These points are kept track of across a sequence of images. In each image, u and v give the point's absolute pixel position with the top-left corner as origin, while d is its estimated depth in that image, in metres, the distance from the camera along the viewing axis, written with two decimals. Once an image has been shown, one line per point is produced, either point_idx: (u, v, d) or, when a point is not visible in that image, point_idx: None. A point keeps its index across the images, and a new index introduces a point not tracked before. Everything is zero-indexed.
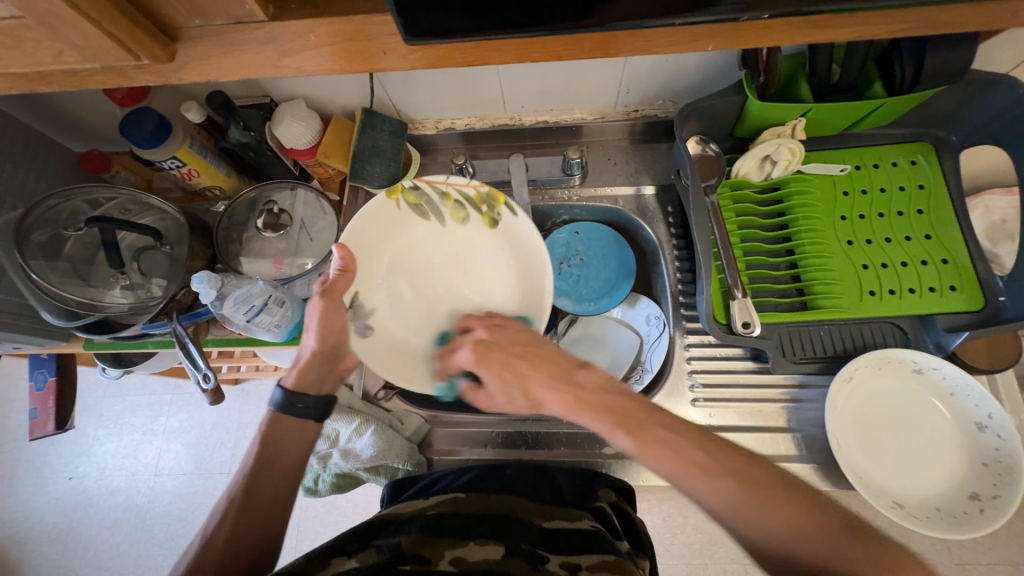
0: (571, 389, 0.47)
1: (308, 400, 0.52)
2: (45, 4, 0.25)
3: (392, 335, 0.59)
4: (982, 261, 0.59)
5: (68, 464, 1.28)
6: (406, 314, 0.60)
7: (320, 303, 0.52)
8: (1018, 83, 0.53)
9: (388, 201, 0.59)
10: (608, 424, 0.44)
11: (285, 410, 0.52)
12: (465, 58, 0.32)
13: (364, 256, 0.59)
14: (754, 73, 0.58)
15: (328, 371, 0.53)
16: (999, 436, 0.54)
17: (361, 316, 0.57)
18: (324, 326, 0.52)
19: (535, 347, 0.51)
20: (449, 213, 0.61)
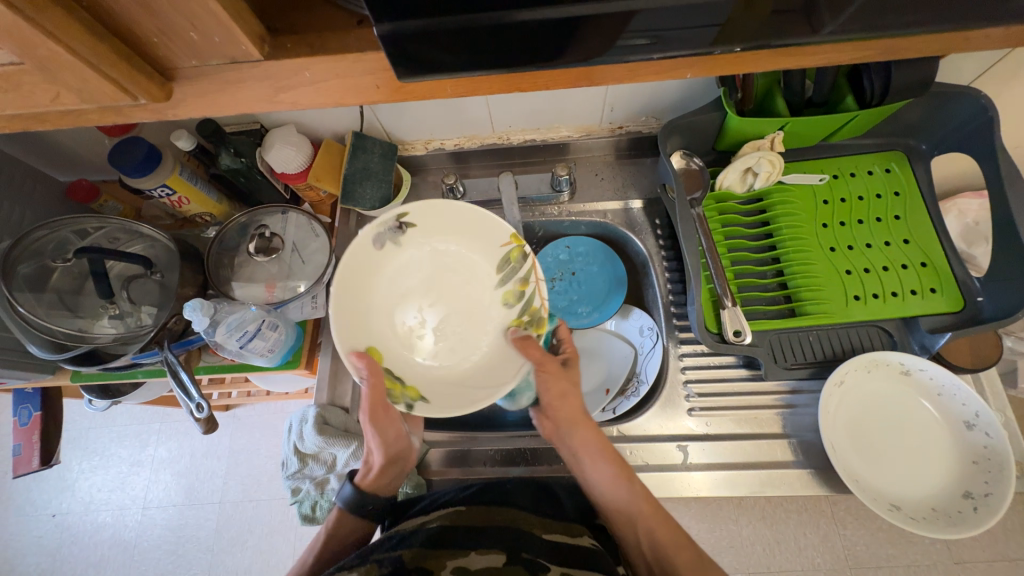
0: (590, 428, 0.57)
1: (378, 502, 0.58)
2: (44, 51, 0.26)
3: (362, 286, 0.57)
4: (959, 263, 0.62)
5: (51, 500, 1.23)
6: (399, 276, 0.60)
7: (369, 421, 0.55)
8: (980, 94, 0.56)
9: (503, 235, 0.58)
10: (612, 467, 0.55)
11: (352, 510, 0.57)
12: (455, 90, 0.33)
13: (442, 217, 0.60)
14: (731, 90, 0.61)
15: (398, 471, 0.60)
16: (987, 433, 0.56)
17: (390, 237, 0.58)
18: (382, 439, 0.57)
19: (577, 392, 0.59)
20: (508, 292, 0.60)
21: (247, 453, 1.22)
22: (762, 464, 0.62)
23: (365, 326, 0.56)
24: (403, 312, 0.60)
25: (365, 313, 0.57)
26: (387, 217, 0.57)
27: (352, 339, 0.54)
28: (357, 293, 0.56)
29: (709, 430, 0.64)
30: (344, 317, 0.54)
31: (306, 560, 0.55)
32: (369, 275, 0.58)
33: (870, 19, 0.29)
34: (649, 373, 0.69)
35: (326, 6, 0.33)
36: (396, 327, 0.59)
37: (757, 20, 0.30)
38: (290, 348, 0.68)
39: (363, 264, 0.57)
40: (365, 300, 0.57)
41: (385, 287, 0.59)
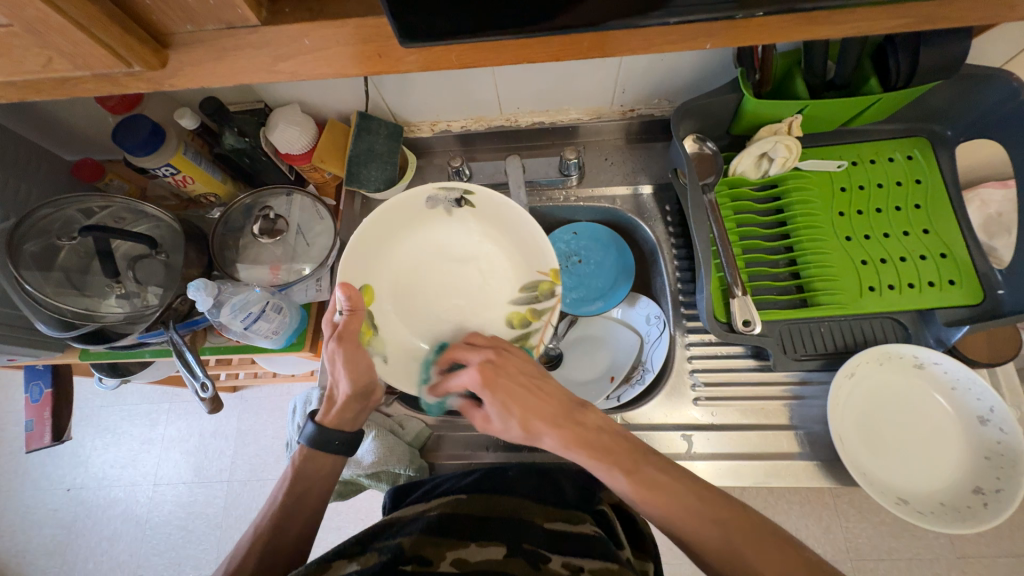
0: (571, 427, 0.49)
1: (342, 438, 0.55)
2: (33, 12, 0.25)
3: (392, 241, 0.62)
4: (981, 255, 0.60)
5: (66, 475, 1.26)
6: (431, 241, 0.63)
7: (337, 350, 0.53)
8: (1011, 76, 0.53)
9: (544, 264, 0.61)
10: (609, 468, 0.48)
11: (319, 447, 0.55)
12: (462, 60, 0.32)
13: (501, 212, 0.62)
14: (750, 70, 0.59)
15: (362, 406, 0.56)
16: (1001, 429, 0.55)
17: (446, 205, 0.62)
18: (350, 370, 0.53)
19: (540, 385, 0.52)
20: (517, 314, 0.61)
21: (255, 434, 1.24)
22: (768, 455, 0.61)
23: (372, 265, 0.60)
24: (413, 279, 0.62)
25: (385, 262, 0.61)
26: (453, 187, 0.61)
27: (355, 271, 0.58)
28: (384, 235, 0.61)
29: (715, 420, 0.63)
30: (361, 250, 0.59)
31: (278, 498, 0.54)
32: (406, 223, 0.62)
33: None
34: (655, 362, 0.68)
35: None
36: (398, 287, 0.61)
37: None
38: (295, 330, 0.68)
39: (407, 213, 0.62)
40: (387, 247, 0.61)
41: (411, 245, 0.63)
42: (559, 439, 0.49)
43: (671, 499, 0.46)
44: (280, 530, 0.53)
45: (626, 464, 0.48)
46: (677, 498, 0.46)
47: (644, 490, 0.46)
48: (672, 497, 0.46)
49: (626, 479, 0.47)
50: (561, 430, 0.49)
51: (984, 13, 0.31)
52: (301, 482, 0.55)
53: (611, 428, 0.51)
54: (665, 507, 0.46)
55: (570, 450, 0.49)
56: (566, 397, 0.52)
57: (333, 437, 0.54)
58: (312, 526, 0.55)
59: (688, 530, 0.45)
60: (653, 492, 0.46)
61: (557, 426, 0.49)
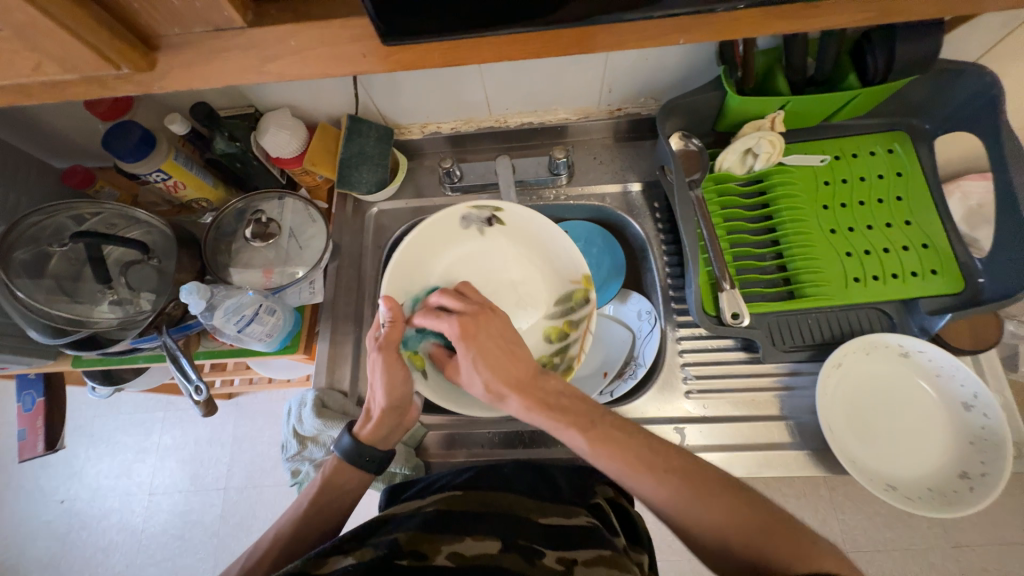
0: (535, 393, 0.51)
1: (376, 454, 0.55)
2: (22, 15, 0.25)
3: (432, 260, 0.64)
4: (961, 245, 0.61)
5: (59, 487, 1.25)
6: (467, 259, 0.65)
7: (379, 359, 0.54)
8: (984, 69, 0.55)
9: (576, 274, 0.62)
10: (565, 426, 0.49)
11: (352, 460, 0.55)
12: (446, 58, 0.33)
13: (530, 228, 0.63)
14: (732, 68, 0.60)
15: (398, 421, 0.56)
16: (985, 414, 0.56)
17: (478, 223, 0.64)
18: (388, 381, 0.54)
19: (512, 346, 0.53)
20: (552, 328, 0.63)
21: (251, 441, 1.23)
22: (759, 445, 0.62)
23: (414, 282, 0.62)
24: None
25: (424, 280, 0.63)
26: (485, 206, 0.63)
27: (397, 288, 0.60)
28: (424, 253, 0.63)
29: (707, 412, 0.64)
30: (401, 269, 0.61)
31: (302, 503, 0.54)
32: (443, 242, 0.64)
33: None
34: (647, 356, 0.69)
35: None
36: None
37: None
38: (289, 333, 0.69)
39: (444, 232, 0.64)
40: (425, 265, 0.63)
41: (448, 262, 0.65)
42: (520, 402, 0.50)
43: (630, 456, 0.46)
44: (298, 537, 0.52)
45: (582, 423, 0.48)
46: (643, 459, 0.46)
47: (601, 447, 0.47)
48: (630, 455, 0.47)
49: (583, 438, 0.48)
50: (523, 394, 0.50)
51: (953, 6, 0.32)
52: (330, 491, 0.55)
53: (573, 392, 0.51)
54: (619, 463, 0.46)
55: (530, 413, 0.50)
56: (535, 361, 0.53)
57: (366, 454, 0.54)
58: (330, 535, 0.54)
59: (675, 508, 0.45)
60: (609, 448, 0.47)
61: (521, 388, 0.51)
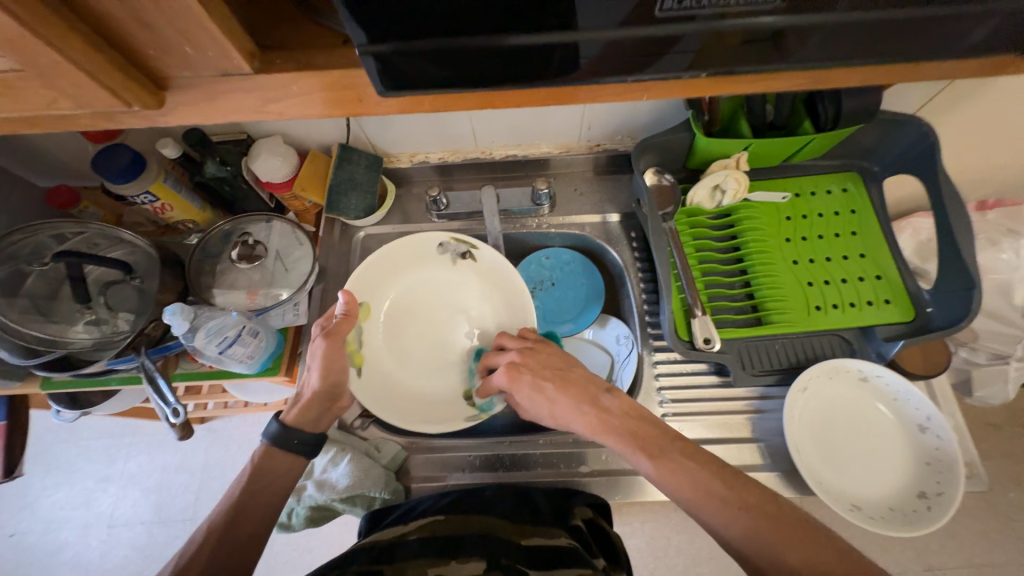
0: (595, 412, 0.53)
1: (303, 436, 0.54)
2: (45, 60, 0.27)
3: (398, 279, 0.68)
4: (910, 276, 0.66)
5: (9, 520, 1.18)
6: (429, 284, 0.69)
7: (322, 344, 0.55)
8: (922, 122, 0.61)
9: (528, 326, 0.65)
10: (631, 448, 0.50)
11: (278, 443, 0.54)
12: (436, 105, 0.36)
13: (499, 274, 0.67)
14: (699, 112, 0.66)
15: (326, 409, 0.57)
16: (939, 436, 0.59)
17: (454, 254, 0.68)
18: (326, 366, 0.55)
19: (569, 373, 0.55)
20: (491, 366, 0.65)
21: (222, 468, 1.19)
22: (732, 467, 0.64)
23: (378, 288, 0.66)
24: (407, 314, 0.67)
25: (388, 293, 0.67)
26: (463, 240, 0.67)
27: (362, 288, 0.64)
28: (395, 264, 0.67)
29: (682, 434, 0.66)
30: (368, 275, 0.65)
31: (232, 495, 0.52)
32: (414, 261, 0.68)
33: (827, 49, 0.32)
34: (625, 379, 0.71)
35: (314, 26, 0.35)
36: (391, 314, 0.67)
37: (729, 49, 0.32)
38: (270, 355, 0.68)
39: (417, 251, 0.68)
40: (392, 277, 0.67)
41: (414, 281, 0.68)
42: (589, 420, 0.53)
43: (693, 481, 0.47)
44: (234, 526, 0.50)
45: (651, 448, 0.50)
46: (695, 480, 0.47)
47: (672, 472, 0.48)
48: (689, 474, 0.48)
49: (649, 463, 0.49)
50: (590, 416, 0.53)
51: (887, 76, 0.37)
52: (259, 476, 0.53)
53: (641, 413, 0.53)
54: (688, 489, 0.47)
55: (594, 435, 0.52)
56: (591, 382, 0.55)
57: (294, 436, 0.53)
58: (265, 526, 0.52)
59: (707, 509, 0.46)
60: (678, 472, 0.48)
61: (580, 411, 0.53)
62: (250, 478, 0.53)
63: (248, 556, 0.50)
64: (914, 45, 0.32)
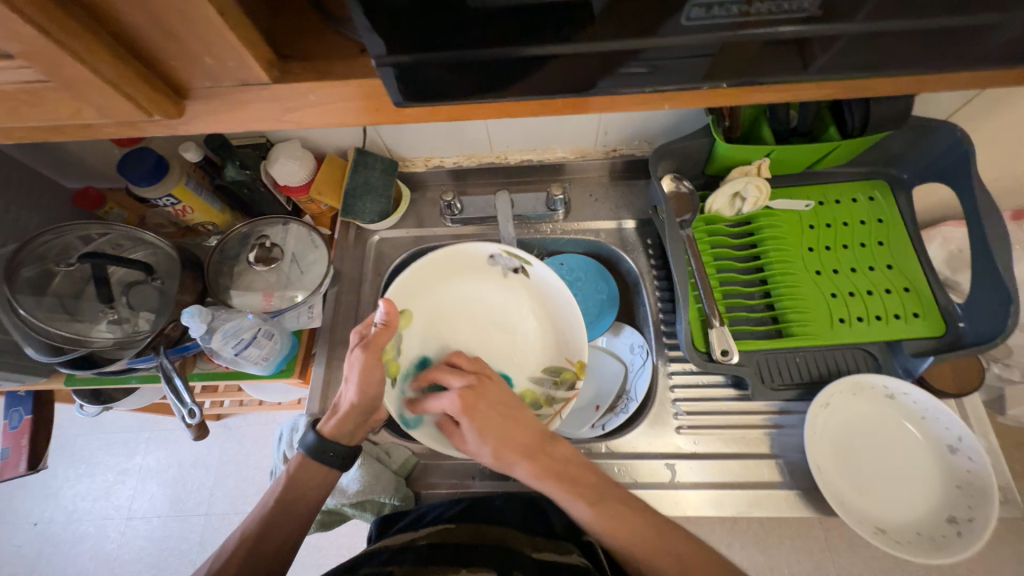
0: (541, 459, 0.52)
1: (337, 450, 0.55)
2: (72, 71, 0.28)
3: (442, 290, 0.67)
4: (941, 289, 0.63)
5: (33, 509, 1.21)
6: (473, 296, 0.68)
7: (361, 356, 0.54)
8: (956, 128, 0.59)
9: (573, 356, 0.64)
10: (572, 495, 0.50)
11: (314, 456, 0.55)
12: (452, 114, 0.36)
13: (549, 298, 0.66)
14: (720, 118, 0.64)
15: (362, 422, 0.57)
16: (970, 458, 0.57)
17: (506, 269, 0.67)
18: (363, 380, 0.54)
19: (517, 414, 0.54)
20: (531, 393, 0.64)
21: (236, 465, 1.21)
22: (749, 484, 0.62)
23: (421, 295, 0.65)
24: (448, 324, 0.66)
25: (430, 303, 0.66)
26: (517, 255, 0.66)
27: (405, 292, 0.63)
28: (443, 271, 0.66)
29: (697, 448, 0.65)
30: (412, 282, 0.63)
31: (266, 504, 0.54)
32: (460, 270, 0.67)
33: (857, 59, 0.31)
34: (638, 391, 0.70)
35: (333, 35, 0.35)
36: (433, 323, 0.65)
37: (756, 59, 0.31)
38: (285, 357, 0.69)
39: (466, 260, 0.67)
40: (436, 284, 0.66)
41: (459, 290, 0.67)
42: (527, 469, 0.51)
43: (632, 530, 0.48)
44: (264, 539, 0.52)
45: (590, 494, 0.50)
46: (631, 526, 0.48)
47: (606, 520, 0.48)
48: (623, 522, 0.48)
49: (589, 510, 0.49)
50: (530, 462, 0.51)
51: (923, 84, 0.35)
52: (297, 486, 0.55)
53: (580, 459, 0.52)
54: (622, 535, 0.48)
55: (538, 481, 0.51)
56: (541, 428, 0.54)
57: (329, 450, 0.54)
58: (300, 533, 0.54)
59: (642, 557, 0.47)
60: (612, 520, 0.48)
61: (524, 457, 0.52)
62: (284, 487, 0.54)
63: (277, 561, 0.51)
64: (953, 54, 0.31)
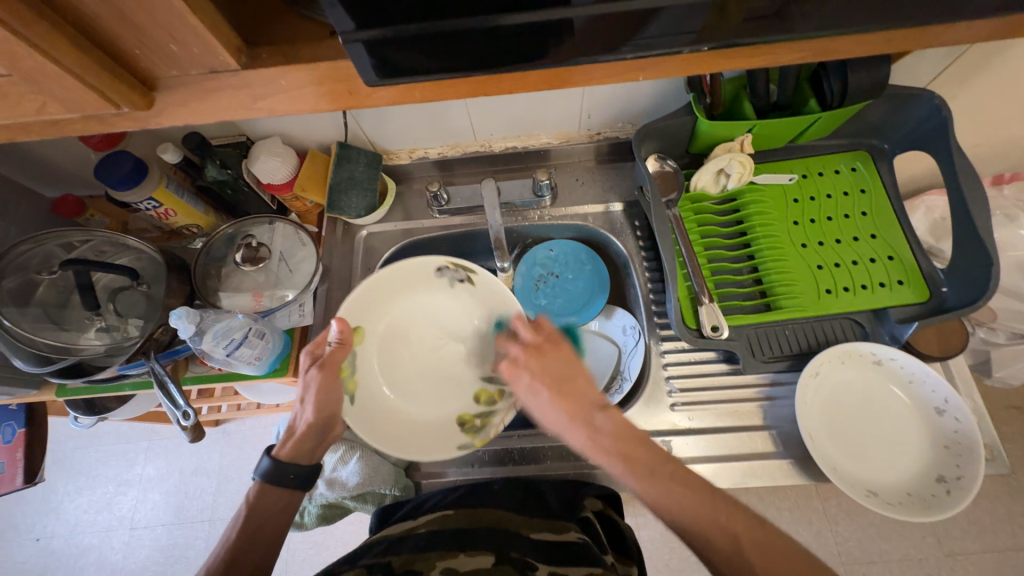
0: (589, 428, 0.50)
1: (299, 470, 0.54)
2: (31, 63, 0.27)
3: (395, 306, 0.65)
4: (924, 256, 0.64)
5: (35, 524, 1.21)
6: (426, 309, 0.66)
7: (317, 376, 0.55)
8: (933, 94, 0.59)
9: None
10: (621, 470, 0.48)
11: (272, 481, 0.54)
12: (427, 94, 0.35)
13: (495, 300, 0.63)
14: (701, 95, 0.64)
15: (322, 438, 0.56)
16: (957, 418, 0.58)
17: (451, 278, 0.65)
18: (321, 399, 0.55)
19: (571, 378, 0.52)
20: (485, 391, 0.62)
21: (238, 470, 1.20)
22: (745, 455, 0.63)
23: (375, 311, 0.64)
24: (406, 341, 0.65)
25: (384, 321, 0.65)
26: (462, 266, 0.64)
27: (357, 311, 0.62)
28: (390, 287, 0.64)
29: (692, 424, 0.65)
30: (361, 300, 0.62)
31: (230, 535, 0.53)
32: (409, 285, 0.65)
33: (830, 17, 0.31)
34: (632, 371, 0.71)
35: (302, 19, 0.35)
36: (388, 341, 0.65)
37: (730, 22, 0.31)
38: (278, 356, 0.69)
39: (416, 275, 0.65)
40: (387, 303, 0.65)
41: (412, 306, 0.66)
42: (580, 439, 0.50)
43: (680, 503, 0.46)
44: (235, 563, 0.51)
45: (639, 467, 0.48)
46: (679, 503, 0.46)
47: (659, 491, 0.47)
48: (678, 502, 0.46)
49: (636, 482, 0.48)
50: (579, 431, 0.50)
51: (899, 44, 0.35)
52: (257, 511, 0.54)
53: (633, 433, 0.50)
54: (675, 508, 0.46)
55: (589, 450, 0.50)
56: (591, 397, 0.51)
57: (288, 472, 0.54)
58: (267, 561, 0.53)
59: (700, 536, 0.45)
60: (661, 491, 0.47)
61: (574, 426, 0.50)
62: (247, 515, 0.53)
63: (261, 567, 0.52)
64: (923, 8, 0.31)
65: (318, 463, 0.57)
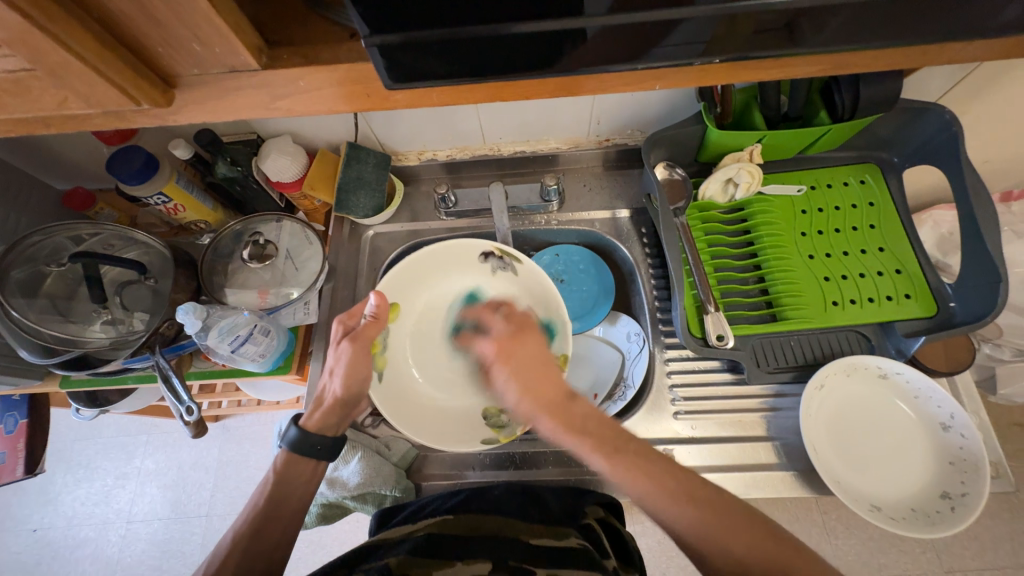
0: (557, 411, 0.49)
1: (326, 441, 0.53)
2: (56, 58, 0.27)
3: (434, 292, 0.68)
4: (932, 271, 0.64)
5: (32, 515, 1.21)
6: (465, 295, 0.68)
7: (349, 348, 0.55)
8: (943, 109, 0.59)
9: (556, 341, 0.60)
10: (588, 448, 0.46)
11: (298, 451, 0.53)
12: (441, 98, 0.35)
13: (537, 291, 0.63)
14: (711, 104, 0.64)
15: (346, 414, 0.56)
16: (963, 435, 0.58)
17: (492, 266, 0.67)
18: (349, 371, 0.55)
19: (547, 366, 0.52)
20: None
21: (236, 466, 1.20)
22: (748, 466, 0.63)
23: (413, 290, 0.66)
24: (444, 326, 0.67)
25: (422, 305, 0.67)
26: (506, 254, 0.65)
27: (396, 288, 0.65)
28: (433, 269, 0.67)
29: (694, 433, 0.65)
30: (402, 279, 0.65)
31: (255, 503, 0.51)
32: (453, 270, 0.68)
33: (844, 33, 0.32)
34: (636, 378, 0.70)
35: (321, 22, 0.35)
36: (421, 324, 0.66)
37: (742, 36, 0.31)
38: (281, 353, 0.68)
39: (460, 259, 0.68)
40: (429, 284, 0.67)
41: (449, 289, 0.68)
42: (547, 425, 0.49)
43: (657, 483, 0.43)
44: (258, 537, 0.49)
45: (607, 445, 0.46)
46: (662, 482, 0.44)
47: (627, 471, 0.44)
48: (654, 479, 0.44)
49: (604, 460, 0.45)
50: (546, 416, 0.49)
51: (913, 59, 0.35)
52: (284, 485, 0.52)
53: (603, 416, 0.48)
54: (648, 484, 0.44)
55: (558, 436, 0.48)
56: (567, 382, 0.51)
57: (315, 441, 0.53)
58: (289, 537, 0.51)
59: (680, 517, 0.42)
60: (634, 472, 0.44)
61: (544, 412, 0.49)
62: (273, 486, 0.52)
63: (277, 556, 0.49)
64: (937, 24, 0.31)
65: (343, 436, 0.56)
